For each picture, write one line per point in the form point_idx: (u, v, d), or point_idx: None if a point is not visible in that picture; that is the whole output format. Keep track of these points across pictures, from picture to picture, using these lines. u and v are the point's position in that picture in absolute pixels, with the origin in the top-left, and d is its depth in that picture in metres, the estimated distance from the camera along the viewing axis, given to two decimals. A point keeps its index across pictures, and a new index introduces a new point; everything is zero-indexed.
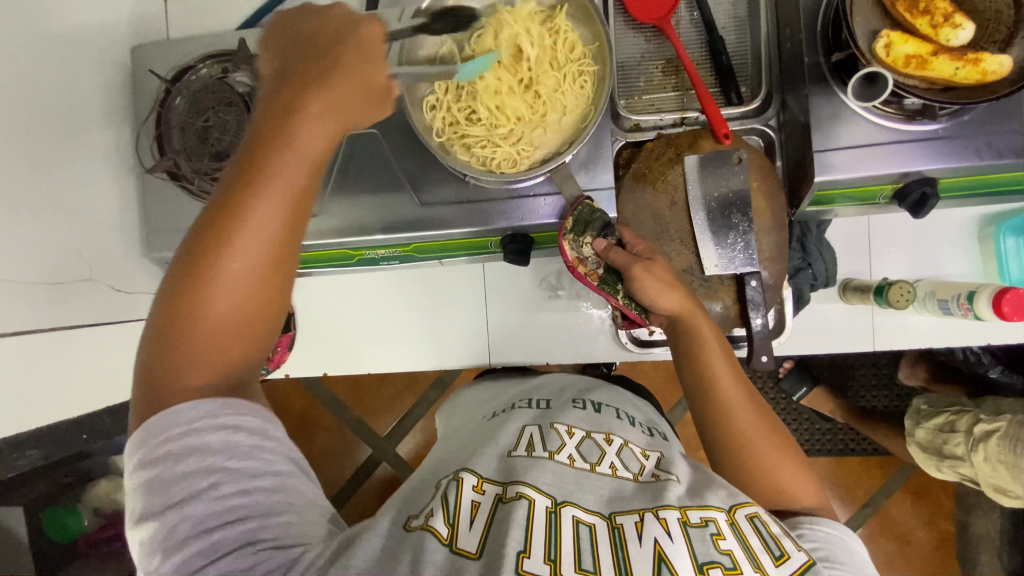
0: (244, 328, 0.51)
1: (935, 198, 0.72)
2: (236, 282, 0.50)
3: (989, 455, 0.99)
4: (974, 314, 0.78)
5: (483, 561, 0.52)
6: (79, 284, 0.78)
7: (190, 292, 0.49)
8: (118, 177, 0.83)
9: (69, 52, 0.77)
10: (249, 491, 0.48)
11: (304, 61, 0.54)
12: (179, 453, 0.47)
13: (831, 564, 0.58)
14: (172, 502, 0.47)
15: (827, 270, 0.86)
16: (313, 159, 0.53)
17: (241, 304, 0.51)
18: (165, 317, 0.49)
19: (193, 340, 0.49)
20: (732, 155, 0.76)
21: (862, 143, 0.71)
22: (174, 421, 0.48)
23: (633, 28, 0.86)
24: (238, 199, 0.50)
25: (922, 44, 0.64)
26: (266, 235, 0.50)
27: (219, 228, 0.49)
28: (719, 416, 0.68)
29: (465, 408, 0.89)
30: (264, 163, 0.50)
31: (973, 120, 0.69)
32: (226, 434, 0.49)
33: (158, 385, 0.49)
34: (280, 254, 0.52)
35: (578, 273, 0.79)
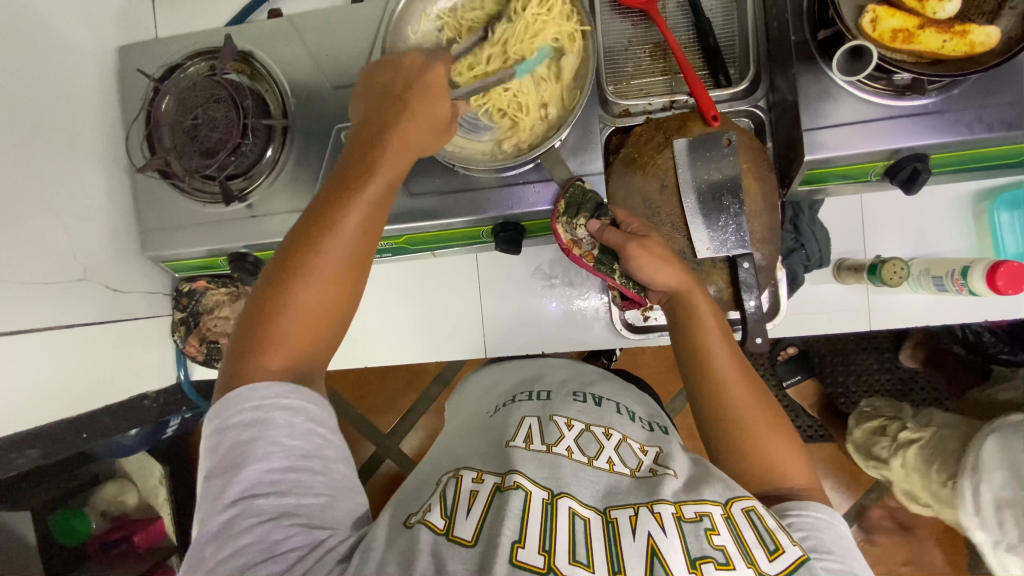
0: (315, 324, 0.57)
1: (927, 174, 0.70)
2: (314, 282, 0.56)
3: (908, 460, 1.01)
4: (969, 290, 0.78)
5: (478, 548, 0.53)
6: (74, 285, 0.78)
7: (284, 285, 0.56)
8: (110, 178, 0.83)
9: (56, 53, 0.77)
10: (294, 467, 0.52)
11: (385, 98, 0.62)
12: (249, 424, 0.52)
13: (821, 556, 0.57)
14: (226, 469, 0.51)
15: (820, 251, 0.86)
16: (392, 176, 0.60)
17: (319, 306, 0.57)
18: (254, 318, 0.56)
19: (275, 334, 0.55)
20: (721, 137, 0.76)
21: (851, 120, 0.71)
22: (249, 396, 0.52)
23: (620, 13, 0.85)
24: (332, 206, 0.58)
25: (909, 18, 0.63)
26: (351, 241, 0.58)
27: (317, 228, 0.57)
28: (714, 393, 0.69)
29: (468, 400, 0.89)
30: (353, 178, 0.59)
31: (962, 94, 0.68)
32: (287, 417, 0.53)
33: (247, 364, 0.55)
34: (354, 269, 0.59)
35: (574, 255, 0.79)
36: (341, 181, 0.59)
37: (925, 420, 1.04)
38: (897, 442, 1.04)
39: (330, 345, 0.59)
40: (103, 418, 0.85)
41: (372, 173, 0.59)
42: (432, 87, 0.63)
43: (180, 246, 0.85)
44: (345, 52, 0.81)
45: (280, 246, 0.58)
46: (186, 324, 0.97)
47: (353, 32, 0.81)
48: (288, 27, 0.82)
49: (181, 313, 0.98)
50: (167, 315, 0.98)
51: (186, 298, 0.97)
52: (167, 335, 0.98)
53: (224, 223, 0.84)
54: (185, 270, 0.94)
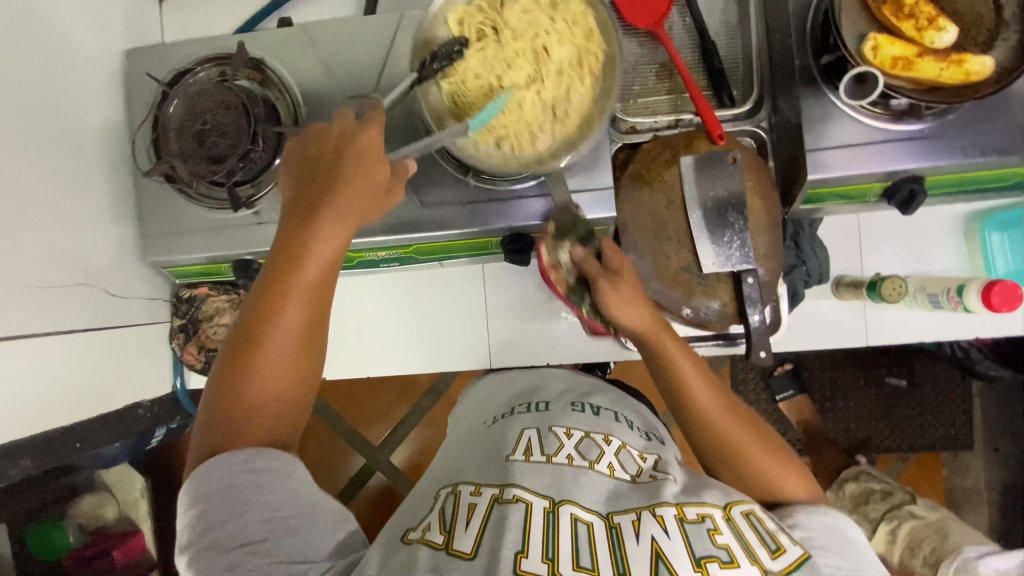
0: (284, 396, 0.60)
1: (922, 195, 0.74)
2: (275, 359, 0.59)
3: (898, 530, 1.11)
4: (964, 307, 0.81)
5: (480, 562, 0.53)
6: (74, 290, 0.77)
7: (240, 368, 0.58)
8: (113, 182, 0.82)
9: (63, 55, 0.76)
10: (271, 519, 0.53)
11: (317, 178, 0.63)
12: (217, 492, 0.53)
13: (824, 555, 0.57)
14: (217, 523, 0.52)
15: (820, 267, 0.88)
16: (328, 256, 0.62)
17: (283, 378, 0.59)
18: (219, 398, 0.58)
19: (242, 416, 0.57)
20: (726, 155, 0.78)
21: (852, 142, 0.74)
22: (218, 468, 0.54)
23: (628, 33, 0.88)
24: (272, 295, 0.59)
25: (908, 46, 0.66)
26: (297, 320, 0.60)
27: (262, 314, 0.59)
28: (689, 407, 0.71)
29: (467, 408, 0.88)
30: (289, 264, 0.60)
31: (957, 120, 0.71)
32: (257, 480, 0.54)
33: (216, 441, 0.57)
34: (308, 340, 0.61)
35: (551, 277, 0.84)
36: (277, 263, 0.60)
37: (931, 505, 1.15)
38: (897, 512, 1.14)
39: (300, 410, 0.62)
40: (97, 428, 0.82)
41: (306, 252, 0.60)
42: (369, 154, 0.63)
43: (182, 252, 0.83)
44: (358, 62, 0.81)
45: (228, 337, 0.61)
46: (184, 331, 0.96)
47: (367, 43, 0.81)
48: (302, 37, 0.83)
49: (180, 320, 0.96)
50: (165, 322, 0.96)
51: (185, 305, 0.96)
52: (164, 343, 0.96)
53: (228, 228, 0.83)
54: (186, 277, 0.93)
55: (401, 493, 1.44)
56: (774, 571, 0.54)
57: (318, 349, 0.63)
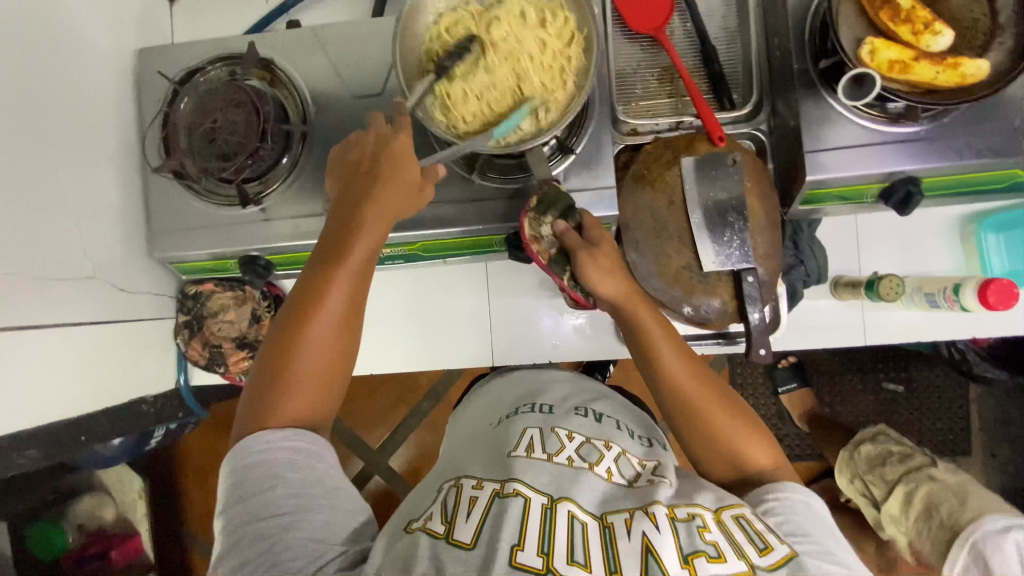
0: (320, 381, 0.62)
1: (919, 196, 0.76)
2: (316, 342, 0.62)
3: (914, 493, 1.05)
4: (960, 305, 0.82)
5: (478, 552, 0.54)
6: (82, 282, 0.77)
7: (282, 351, 0.62)
8: (122, 178, 0.83)
9: (76, 52, 0.77)
10: (298, 494, 0.55)
11: (358, 179, 0.67)
12: (253, 464, 0.56)
13: (797, 539, 0.59)
14: (245, 494, 0.55)
15: (818, 268, 0.89)
16: (368, 250, 0.66)
17: (323, 362, 0.63)
18: (265, 373, 0.62)
19: (281, 394, 0.61)
20: (726, 157, 0.80)
21: (850, 144, 0.75)
22: (258, 442, 0.57)
23: (630, 38, 0.90)
24: (315, 284, 0.63)
25: (904, 50, 0.67)
26: (337, 308, 0.64)
27: (305, 302, 0.63)
28: (666, 381, 0.72)
29: (467, 412, 0.88)
30: (333, 257, 0.64)
31: (952, 122, 0.73)
32: (292, 456, 0.57)
33: (257, 418, 0.60)
34: (345, 333, 0.64)
35: (531, 250, 0.77)
36: (322, 255, 0.65)
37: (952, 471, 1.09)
38: (912, 473, 1.08)
39: (336, 398, 0.65)
40: (101, 422, 0.83)
41: (347, 245, 0.64)
42: (404, 156, 0.67)
43: (190, 248, 0.84)
44: (366, 63, 0.83)
45: (273, 323, 0.64)
46: (189, 327, 0.96)
47: (374, 44, 0.83)
48: (311, 37, 0.84)
49: (185, 316, 0.96)
50: (170, 318, 0.97)
51: (190, 301, 0.97)
52: (168, 339, 0.97)
53: (236, 226, 0.84)
54: (192, 273, 0.93)
55: (399, 496, 1.44)
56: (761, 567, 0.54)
57: (354, 338, 0.66)
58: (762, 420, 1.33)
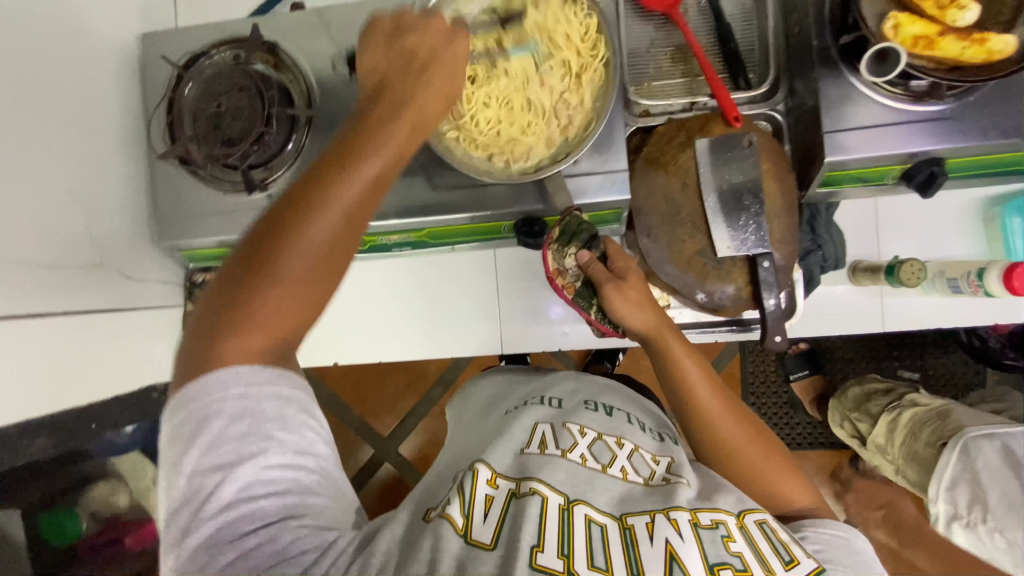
0: (301, 317, 0.49)
1: (943, 177, 0.73)
2: (301, 264, 0.47)
3: (898, 420, 1.05)
4: (984, 290, 0.79)
5: (498, 553, 0.52)
6: (89, 271, 0.77)
7: (260, 267, 0.47)
8: (127, 166, 0.82)
9: (77, 38, 0.76)
10: (294, 465, 0.48)
11: (398, 68, 0.54)
12: (236, 416, 0.46)
13: (833, 566, 0.58)
14: (222, 463, 0.46)
15: (836, 253, 0.87)
16: (388, 161, 0.51)
17: (308, 291, 0.48)
18: (229, 284, 0.47)
19: (247, 318, 0.47)
20: (743, 138, 0.77)
21: (870, 124, 0.73)
22: (229, 385, 0.46)
23: (642, 16, 0.87)
24: (316, 188, 0.48)
25: (930, 24, 0.64)
26: (337, 225, 0.48)
27: (295, 211, 0.47)
28: (703, 427, 0.70)
29: (475, 401, 0.89)
30: (345, 161, 0.49)
31: (976, 101, 0.70)
32: (282, 407, 0.48)
33: (218, 346, 0.46)
34: (344, 264, 0.51)
35: (557, 283, 0.84)
36: (327, 162, 0.50)
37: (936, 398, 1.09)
38: (898, 403, 1.08)
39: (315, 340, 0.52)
40: (112, 410, 0.83)
41: (363, 154, 0.49)
42: (454, 67, 0.55)
43: (196, 235, 0.84)
44: None
45: (250, 232, 0.49)
46: None
47: None
48: (315, 20, 0.82)
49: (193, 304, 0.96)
50: (179, 306, 0.97)
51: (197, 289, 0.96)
52: (177, 327, 0.97)
53: (241, 213, 0.83)
54: (200, 260, 0.94)
55: (410, 483, 1.45)
56: None
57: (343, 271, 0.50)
58: (774, 408, 1.31)
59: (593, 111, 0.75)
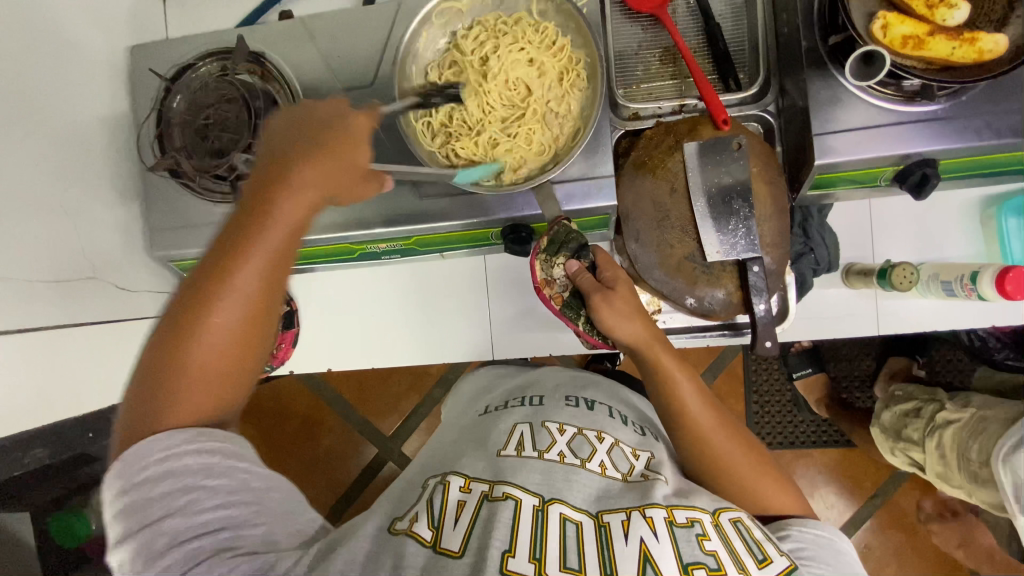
0: (227, 379, 0.53)
1: (936, 179, 0.71)
2: (218, 334, 0.52)
3: (942, 443, 0.99)
4: (978, 295, 0.78)
5: (467, 560, 0.52)
6: (83, 283, 0.78)
7: (178, 340, 0.51)
8: (119, 178, 0.83)
9: (66, 53, 0.77)
10: (227, 505, 0.50)
11: (291, 135, 0.57)
12: (158, 478, 0.48)
13: (812, 564, 0.58)
14: (146, 523, 0.47)
15: (829, 256, 0.86)
16: (294, 229, 0.55)
17: (224, 358, 0.52)
18: (158, 353, 0.51)
19: (175, 383, 0.51)
20: (731, 141, 0.76)
21: (861, 125, 0.71)
22: (155, 449, 0.49)
23: (630, 18, 0.86)
24: (223, 264, 0.52)
25: (919, 25, 0.63)
26: (252, 295, 0.53)
27: (208, 284, 0.52)
28: (695, 444, 0.69)
29: (461, 399, 0.90)
30: (249, 235, 0.53)
31: (970, 100, 0.68)
32: (206, 458, 0.50)
33: (145, 417, 0.50)
34: (261, 324, 0.54)
35: (544, 294, 0.82)
36: (236, 230, 0.53)
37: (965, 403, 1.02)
38: (933, 424, 1.01)
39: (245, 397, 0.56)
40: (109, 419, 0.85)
41: (266, 220, 0.53)
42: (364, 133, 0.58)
43: (187, 246, 0.84)
44: (358, 53, 0.81)
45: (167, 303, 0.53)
46: None
47: (365, 34, 0.81)
48: (301, 29, 0.82)
49: None
50: None
51: None
52: None
53: None
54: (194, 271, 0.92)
55: None
56: None
57: (261, 333, 0.55)
58: (775, 408, 1.30)
59: (582, 119, 0.75)
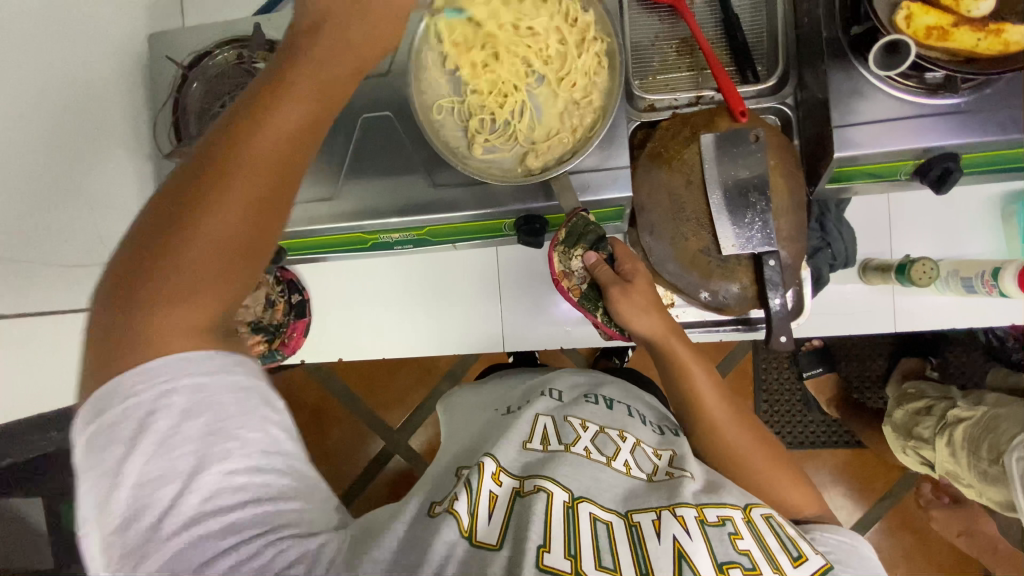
0: (217, 289, 0.44)
1: (958, 173, 0.70)
2: (208, 235, 0.43)
3: (952, 441, 0.97)
4: (999, 292, 0.77)
5: (505, 552, 0.53)
6: (100, 268, 0.79)
7: (160, 241, 0.42)
8: (136, 165, 0.84)
9: (86, 39, 0.77)
10: (262, 470, 0.43)
11: (322, 20, 0.49)
12: (188, 415, 0.41)
13: (842, 568, 0.58)
14: (179, 476, 0.40)
15: (846, 250, 0.85)
16: (310, 114, 0.47)
17: (218, 260, 0.43)
18: (131, 258, 0.43)
19: (149, 290, 0.42)
20: (749, 133, 0.75)
21: (882, 118, 0.70)
22: (129, 390, 0.40)
23: (647, 9, 0.85)
24: (223, 148, 0.44)
25: (944, 15, 0.61)
26: (253, 181, 0.44)
27: (202, 174, 0.44)
28: (710, 436, 0.70)
29: (477, 394, 0.87)
30: (249, 119, 0.45)
31: (996, 93, 0.67)
32: (237, 400, 0.43)
33: (115, 337, 0.41)
34: (256, 226, 0.45)
35: (562, 285, 0.83)
36: (242, 108, 0.46)
37: (978, 401, 1.00)
38: (944, 422, 1.00)
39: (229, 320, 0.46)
40: None
41: (276, 105, 0.46)
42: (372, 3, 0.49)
43: None
44: None
45: (146, 209, 0.45)
46: None
47: None
48: None
49: None
50: None
51: None
52: None
53: None
54: None
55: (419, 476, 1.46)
56: None
57: (266, 237, 0.46)
58: (786, 406, 1.28)
59: (602, 109, 0.73)
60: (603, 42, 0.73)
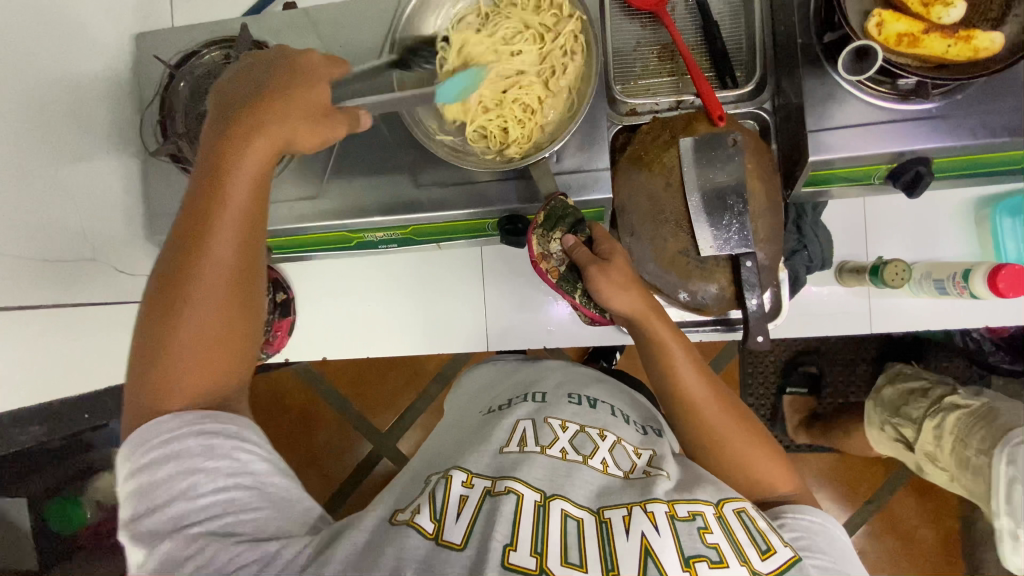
0: (217, 357, 0.54)
1: (929, 177, 0.71)
2: (204, 311, 0.53)
3: (943, 425, 0.98)
4: (970, 293, 0.79)
5: (468, 552, 0.52)
6: (84, 264, 0.80)
7: (162, 323, 0.53)
8: (123, 164, 0.85)
9: (73, 38, 0.78)
10: (227, 489, 0.50)
11: (244, 100, 0.56)
12: (161, 459, 0.50)
13: (812, 555, 0.58)
14: (152, 505, 0.49)
15: (823, 253, 0.87)
16: (255, 186, 0.55)
17: (214, 331, 0.54)
18: (153, 316, 0.53)
19: (173, 356, 0.53)
20: (726, 137, 0.76)
21: (855, 122, 0.72)
22: (158, 431, 0.51)
23: (630, 15, 0.86)
24: (193, 234, 0.53)
25: (914, 22, 0.63)
26: (228, 263, 0.54)
27: (181, 263, 0.53)
28: (687, 416, 0.70)
29: (463, 396, 0.88)
30: (206, 214, 0.54)
31: (966, 99, 0.69)
32: (206, 440, 0.51)
33: (145, 401, 0.53)
34: (236, 301, 0.55)
35: (540, 268, 0.80)
36: (196, 203, 0.54)
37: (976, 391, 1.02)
38: (938, 405, 1.00)
39: (237, 372, 0.57)
40: (105, 400, 0.85)
41: (230, 187, 0.54)
42: (301, 71, 0.57)
43: None
44: (359, 42, 0.82)
45: (146, 297, 0.55)
46: None
47: (366, 26, 0.82)
48: (304, 20, 0.84)
49: None
50: None
51: None
52: None
53: None
54: None
55: None
56: (763, 572, 0.54)
57: (245, 302, 0.56)
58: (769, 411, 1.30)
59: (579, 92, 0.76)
60: (576, 20, 0.74)
